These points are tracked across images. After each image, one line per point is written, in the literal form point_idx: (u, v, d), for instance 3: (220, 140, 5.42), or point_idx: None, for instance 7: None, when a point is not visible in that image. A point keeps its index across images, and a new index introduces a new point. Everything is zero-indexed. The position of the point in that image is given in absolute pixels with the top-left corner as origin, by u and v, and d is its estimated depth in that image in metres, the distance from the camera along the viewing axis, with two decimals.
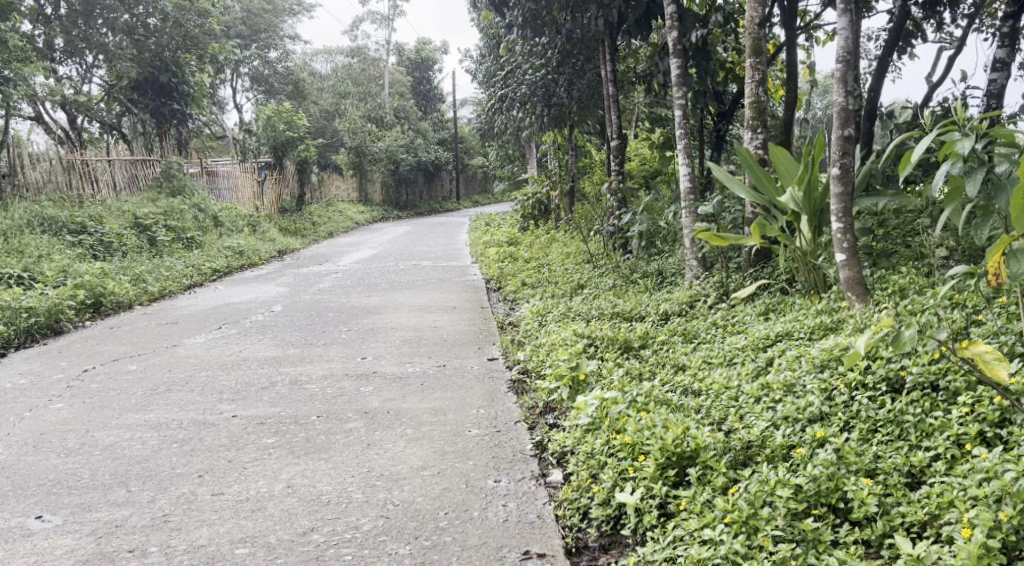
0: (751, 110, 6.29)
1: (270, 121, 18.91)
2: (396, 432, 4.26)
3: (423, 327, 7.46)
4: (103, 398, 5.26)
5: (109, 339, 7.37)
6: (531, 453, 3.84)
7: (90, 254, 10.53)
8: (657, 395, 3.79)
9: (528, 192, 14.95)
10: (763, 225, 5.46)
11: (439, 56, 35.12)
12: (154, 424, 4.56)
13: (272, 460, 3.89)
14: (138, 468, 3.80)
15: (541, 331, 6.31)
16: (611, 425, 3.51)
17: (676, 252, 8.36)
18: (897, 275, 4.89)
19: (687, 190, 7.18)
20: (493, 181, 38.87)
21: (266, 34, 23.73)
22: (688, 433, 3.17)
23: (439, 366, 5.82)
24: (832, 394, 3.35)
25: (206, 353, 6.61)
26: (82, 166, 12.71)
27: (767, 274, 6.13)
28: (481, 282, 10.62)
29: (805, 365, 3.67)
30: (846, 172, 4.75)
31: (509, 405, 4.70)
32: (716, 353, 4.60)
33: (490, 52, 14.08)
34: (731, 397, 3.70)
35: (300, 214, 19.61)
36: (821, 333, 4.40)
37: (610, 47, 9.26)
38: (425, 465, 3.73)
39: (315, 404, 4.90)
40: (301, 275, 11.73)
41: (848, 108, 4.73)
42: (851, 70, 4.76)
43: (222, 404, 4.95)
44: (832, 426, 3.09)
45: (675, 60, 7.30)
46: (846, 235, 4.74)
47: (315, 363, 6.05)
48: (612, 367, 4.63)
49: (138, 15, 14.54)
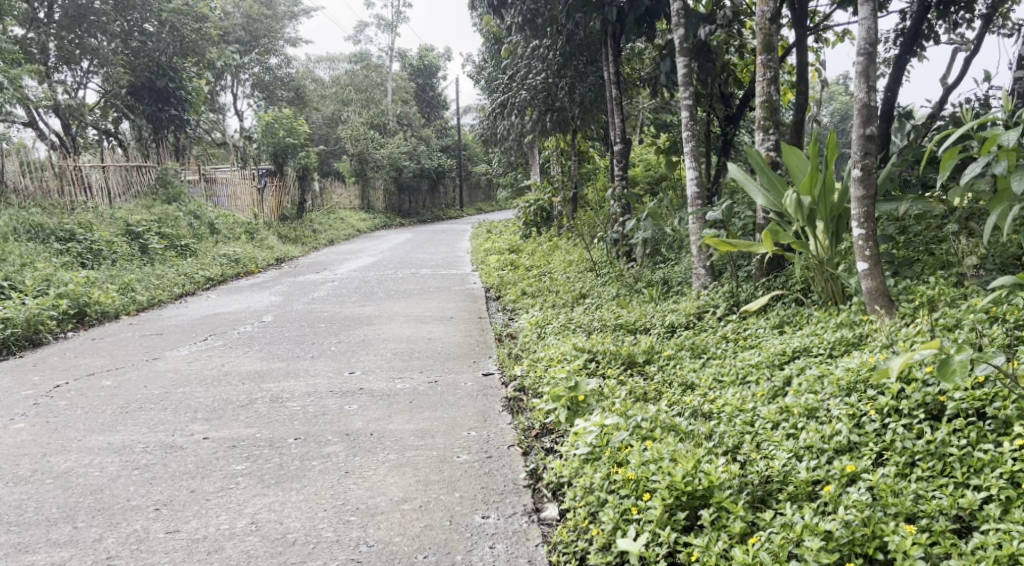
0: (762, 109, 5.92)
1: (270, 127, 18.44)
2: (378, 457, 3.90)
3: (417, 339, 7.10)
4: (70, 417, 4.91)
5: (89, 352, 7.02)
6: (524, 484, 3.48)
7: (77, 262, 10.18)
8: (663, 418, 3.40)
9: (530, 198, 14.57)
10: (774, 232, 5.14)
11: (442, 63, 34.59)
12: (117, 447, 4.21)
13: (239, 490, 3.55)
14: (90, 500, 3.48)
15: (539, 344, 5.93)
16: (613, 455, 3.13)
17: (682, 260, 8.01)
18: (925, 285, 4.51)
19: (694, 195, 6.82)
20: (496, 187, 38.68)
21: (267, 40, 23.43)
22: (701, 468, 2.79)
23: (431, 382, 5.46)
24: (862, 420, 2.96)
25: (186, 367, 6.25)
26: (75, 172, 12.37)
27: (781, 283, 5.75)
28: (481, 290, 10.29)
29: (830, 388, 3.29)
30: (868, 173, 4.38)
31: (503, 426, 4.35)
32: (727, 371, 4.24)
33: (491, 54, 13.67)
34: (746, 423, 3.34)
35: (300, 221, 19.29)
36: (842, 349, 4.05)
37: (613, 48, 8.92)
38: (406, 497, 3.38)
39: (293, 424, 4.54)
40: (295, 283, 11.39)
41: (871, 105, 4.35)
42: (873, 64, 4.37)
43: (193, 424, 4.60)
44: (864, 459, 2.72)
45: (682, 59, 7.01)
46: (868, 241, 4.37)
47: (299, 379, 5.68)
48: (615, 385, 4.24)
49: (135, 22, 14.03)
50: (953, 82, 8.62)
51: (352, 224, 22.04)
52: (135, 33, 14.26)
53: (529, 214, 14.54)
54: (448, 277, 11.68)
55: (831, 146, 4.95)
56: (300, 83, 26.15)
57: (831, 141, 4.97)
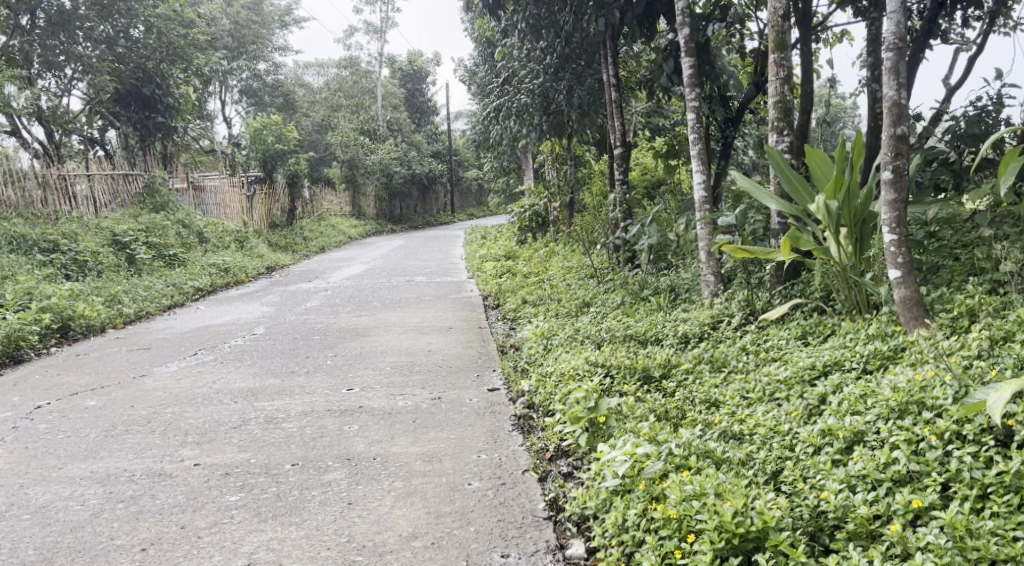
0: (775, 109, 5.65)
1: (259, 133, 18.17)
2: (382, 486, 3.61)
3: (416, 352, 6.80)
4: (51, 442, 4.60)
5: (72, 369, 6.69)
6: (544, 516, 3.22)
7: (61, 274, 9.85)
8: (696, 444, 3.16)
9: (525, 203, 14.26)
10: (796, 237, 4.88)
11: (432, 68, 34.29)
12: (100, 477, 3.91)
13: (234, 525, 3.26)
14: (70, 539, 3.20)
15: (547, 357, 5.65)
16: (647, 489, 2.90)
17: (689, 266, 7.75)
18: (961, 293, 4.27)
19: (702, 199, 6.57)
20: (488, 192, 38.41)
21: (254, 47, 23.14)
22: (752, 505, 2.59)
23: (434, 399, 5.17)
24: (920, 448, 2.77)
25: (174, 385, 5.93)
26: (58, 181, 11.98)
27: (799, 290, 5.50)
28: (478, 298, 10.00)
29: (878, 409, 3.06)
30: (899, 175, 4.15)
31: (514, 448, 4.07)
32: (752, 387, 3.98)
33: (484, 58, 13.35)
34: (785, 447, 3.11)
35: (290, 229, 18.91)
36: (878, 363, 3.81)
37: (612, 49, 8.64)
38: (416, 532, 3.12)
39: (290, 448, 4.24)
40: (287, 293, 11.08)
41: (901, 104, 4.13)
42: (904, 59, 4.14)
43: (183, 449, 4.29)
44: (930, 492, 2.53)
45: (687, 58, 6.72)
46: (901, 248, 4.15)
47: (295, 397, 5.37)
48: (634, 403, 3.98)
49: (120, 28, 13.70)
50: (958, 81, 8.32)
51: (343, 231, 21.69)
52: (121, 38, 13.87)
53: (523, 219, 14.25)
54: (445, 285, 11.39)
55: (856, 148, 4.74)
56: (289, 89, 25.81)
57: (857, 143, 4.75)
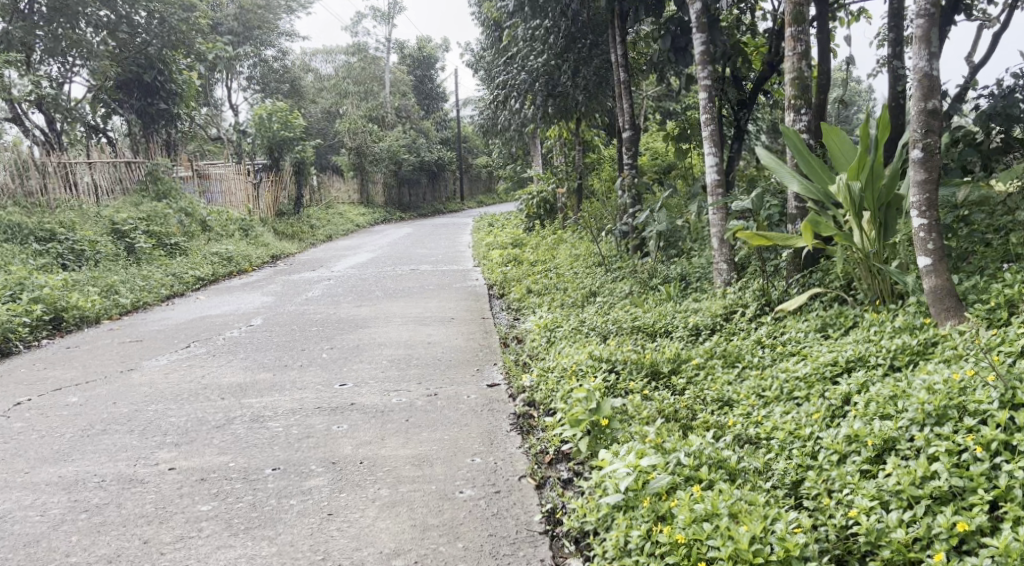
0: (793, 86, 5.29)
1: (264, 121, 17.82)
2: (367, 494, 3.33)
3: (415, 344, 6.51)
4: (24, 442, 4.35)
5: (59, 363, 6.44)
6: (540, 530, 2.94)
7: (57, 263, 9.63)
8: (708, 452, 2.89)
9: (532, 190, 13.95)
10: (816, 222, 4.50)
11: (440, 54, 33.82)
12: (67, 483, 3.65)
13: (200, 541, 2.99)
14: (21, 556, 2.96)
15: (549, 351, 5.35)
16: (654, 506, 2.65)
17: (700, 253, 7.42)
18: (999, 282, 3.93)
19: (714, 183, 6.23)
20: (498, 180, 38.05)
21: (260, 32, 22.72)
22: (771, 529, 2.39)
23: (430, 395, 4.88)
24: (964, 460, 2.51)
25: (162, 380, 5.66)
26: (58, 168, 11.73)
27: (818, 279, 5.15)
28: (483, 287, 9.70)
29: (912, 413, 2.77)
30: (931, 154, 3.81)
31: (512, 450, 3.77)
32: (768, 385, 3.66)
33: (491, 40, 12.95)
34: (806, 455, 2.84)
35: (297, 217, 18.65)
36: (908, 360, 3.49)
37: (620, 29, 8.22)
38: (398, 550, 2.86)
39: (273, 450, 3.96)
40: (289, 282, 10.80)
41: (933, 76, 3.79)
42: (935, 27, 3.81)
43: (159, 451, 4.02)
44: (977, 514, 2.31)
45: (699, 34, 6.34)
46: (931, 233, 3.84)
47: (283, 393, 5.09)
48: (640, 403, 3.68)
49: (122, 13, 13.34)
50: (982, 59, 7.92)
51: (351, 219, 21.46)
52: (123, 24, 13.52)
53: (530, 206, 13.94)
54: (449, 274, 11.10)
55: (879, 125, 4.37)
56: (296, 75, 25.43)
57: (882, 121, 4.38)
